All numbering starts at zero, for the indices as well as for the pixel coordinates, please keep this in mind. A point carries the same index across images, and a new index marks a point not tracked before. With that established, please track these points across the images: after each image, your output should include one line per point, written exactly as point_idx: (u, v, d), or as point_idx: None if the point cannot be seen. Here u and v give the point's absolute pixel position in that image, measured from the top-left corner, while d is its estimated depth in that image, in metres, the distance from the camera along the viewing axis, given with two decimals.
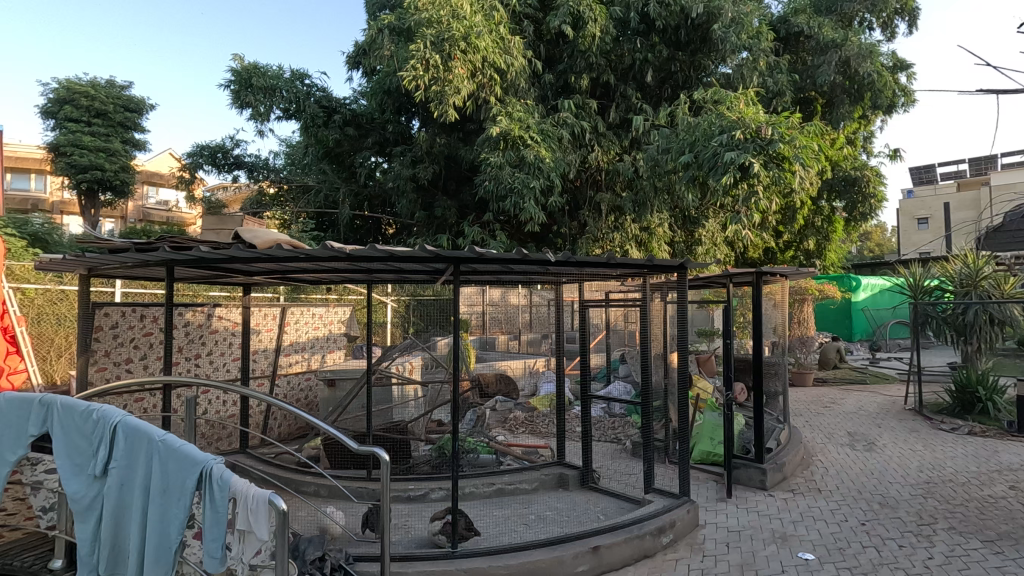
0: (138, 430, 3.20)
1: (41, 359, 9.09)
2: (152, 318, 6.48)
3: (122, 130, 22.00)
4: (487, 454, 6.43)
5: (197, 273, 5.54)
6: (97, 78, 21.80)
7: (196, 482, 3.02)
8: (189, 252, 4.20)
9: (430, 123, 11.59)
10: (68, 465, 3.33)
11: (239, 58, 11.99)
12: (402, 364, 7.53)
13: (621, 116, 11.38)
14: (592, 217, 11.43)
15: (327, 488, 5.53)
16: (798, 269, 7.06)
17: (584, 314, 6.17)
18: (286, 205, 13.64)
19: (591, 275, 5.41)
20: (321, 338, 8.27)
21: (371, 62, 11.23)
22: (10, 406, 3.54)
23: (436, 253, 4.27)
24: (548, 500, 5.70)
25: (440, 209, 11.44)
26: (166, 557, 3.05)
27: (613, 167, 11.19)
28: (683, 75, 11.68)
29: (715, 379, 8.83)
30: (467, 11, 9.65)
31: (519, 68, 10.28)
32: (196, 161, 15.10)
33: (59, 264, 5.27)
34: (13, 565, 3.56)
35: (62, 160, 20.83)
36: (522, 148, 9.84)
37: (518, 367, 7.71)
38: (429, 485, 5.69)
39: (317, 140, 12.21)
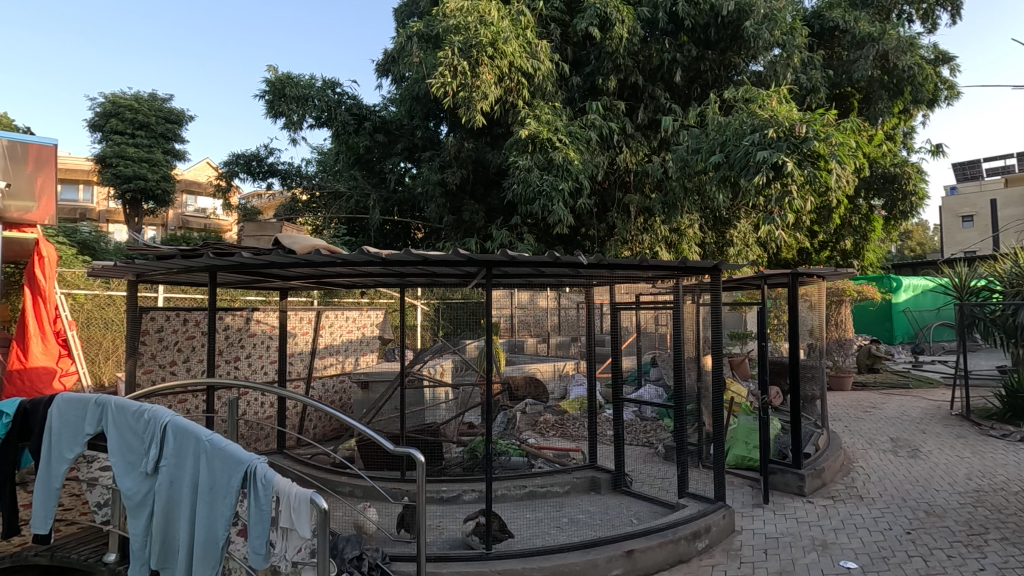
0: (186, 429, 3.33)
1: (90, 362, 9.52)
2: (195, 322, 6.71)
3: (163, 141, 22.90)
4: (519, 456, 6.46)
5: (237, 279, 5.71)
6: (140, 92, 22.72)
7: (241, 481, 3.13)
8: (232, 258, 4.34)
9: (458, 129, 11.73)
10: (121, 463, 3.48)
11: (273, 69, 12.34)
12: (433, 366, 7.53)
13: (649, 116, 11.30)
14: (621, 218, 11.38)
15: (363, 488, 5.64)
16: (836, 269, 6.86)
17: (615, 316, 6.28)
18: (318, 211, 13.97)
19: (623, 277, 5.39)
20: (355, 341, 8.50)
21: (400, 69, 11.41)
22: (67, 406, 3.71)
23: (468, 257, 4.32)
24: (580, 504, 5.69)
25: (468, 213, 11.52)
26: (214, 553, 3.17)
27: (642, 168, 11.14)
28: (712, 75, 11.54)
29: (749, 382, 8.68)
30: (494, 17, 9.75)
31: (546, 72, 10.31)
32: (233, 170, 15.61)
33: (108, 272, 5.52)
34: (71, 557, 3.74)
35: (108, 172, 21.79)
36: (550, 151, 9.88)
37: (548, 370, 7.53)
38: (462, 486, 5.74)
39: (349, 147, 12.51)
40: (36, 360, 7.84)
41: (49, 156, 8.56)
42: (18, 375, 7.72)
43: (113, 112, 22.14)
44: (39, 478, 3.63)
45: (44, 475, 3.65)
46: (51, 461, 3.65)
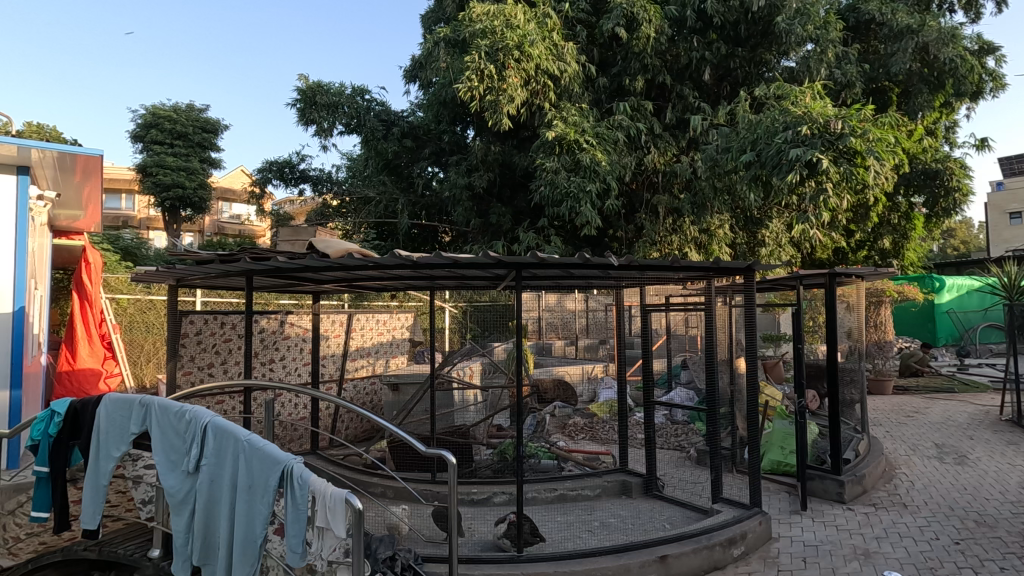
0: (226, 429, 3.42)
1: (132, 364, 9.88)
2: (232, 326, 6.87)
3: (200, 150, 23.67)
4: (549, 459, 6.43)
5: (272, 283, 5.85)
6: (178, 103, 23.51)
7: (278, 481, 3.20)
8: (268, 263, 4.45)
9: (485, 132, 11.78)
10: (164, 461, 3.59)
11: (304, 77, 12.66)
12: (460, 368, 7.41)
13: (677, 116, 11.17)
14: (649, 219, 11.25)
15: (394, 490, 5.71)
16: (875, 269, 6.65)
17: (645, 318, 6.30)
18: (348, 215, 14.23)
19: (654, 279, 5.33)
20: (386, 343, 8.56)
21: (428, 75, 11.52)
22: (114, 406, 3.85)
23: (498, 259, 4.32)
24: (611, 507, 5.63)
25: (495, 216, 11.56)
26: (252, 551, 3.24)
27: (670, 168, 11.02)
28: (742, 72, 11.34)
29: (784, 386, 8.49)
30: (520, 20, 9.77)
31: (573, 74, 10.30)
32: (266, 177, 16.02)
33: (151, 277, 5.71)
34: (118, 552, 3.87)
35: (149, 180, 22.64)
36: (577, 152, 9.84)
37: (577, 374, 7.14)
38: (492, 489, 5.74)
39: (377, 153, 12.71)
40: (83, 361, 8.18)
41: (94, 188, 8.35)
42: (67, 376, 8.06)
43: (153, 123, 22.97)
44: (89, 475, 3.78)
45: (93, 472, 3.79)
46: (99, 459, 3.80)
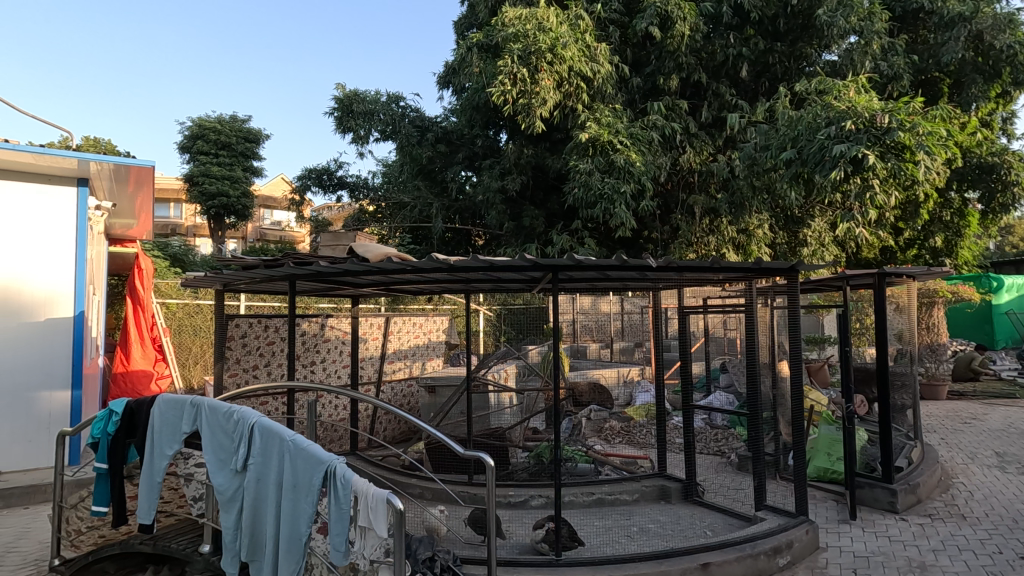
0: (272, 429, 3.52)
1: (182, 366, 10.31)
2: (275, 329, 7.06)
3: (243, 160, 24.53)
4: (586, 463, 6.36)
5: (313, 287, 5.99)
6: (222, 114, 24.42)
7: (322, 480, 3.27)
8: (310, 267, 4.56)
9: (518, 135, 11.80)
10: (214, 460, 3.72)
11: (341, 86, 13.00)
12: (497, 372, 7.65)
13: (714, 115, 10.94)
14: (685, 220, 11.07)
15: (432, 491, 5.78)
16: (928, 269, 6.34)
17: (683, 320, 6.02)
18: (384, 220, 14.49)
19: (692, 280, 5.22)
20: (422, 346, 8.66)
21: (461, 80, 11.63)
22: (167, 406, 4.01)
23: (534, 262, 4.30)
24: (651, 513, 5.55)
25: (529, 218, 11.58)
26: (297, 548, 3.33)
27: (706, 167, 10.84)
28: (781, 67, 11.04)
29: (829, 390, 8.20)
30: (553, 23, 9.78)
31: (606, 75, 10.23)
32: (305, 184, 16.49)
33: (199, 283, 5.92)
34: (172, 547, 4.03)
35: (195, 190, 23.57)
36: (611, 153, 9.76)
37: (613, 377, 7.57)
38: (530, 492, 5.73)
39: (412, 158, 12.91)
40: (136, 364, 8.58)
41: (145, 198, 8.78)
42: (121, 378, 8.48)
43: (199, 134, 23.91)
44: (144, 472, 3.95)
45: (148, 469, 3.96)
46: (154, 456, 3.97)
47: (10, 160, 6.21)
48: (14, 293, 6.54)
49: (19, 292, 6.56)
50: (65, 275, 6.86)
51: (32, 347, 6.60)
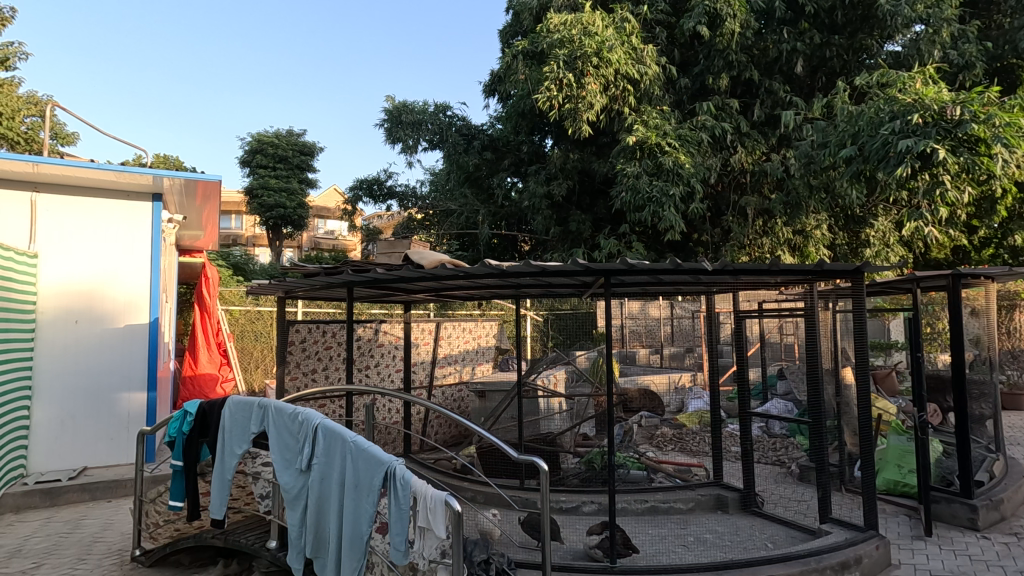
0: (334, 431, 3.65)
1: (245, 370, 10.85)
2: (333, 334, 7.32)
3: (299, 172, 25.61)
4: (638, 470, 6.26)
5: (369, 294, 6.18)
6: (280, 129, 25.57)
7: (383, 481, 3.36)
8: (367, 274, 4.71)
9: (564, 140, 11.83)
10: (280, 460, 3.89)
11: (390, 98, 13.43)
12: (546, 376, 7.65)
13: (766, 112, 10.64)
14: (737, 222, 10.82)
15: (484, 495, 5.86)
16: (1009, 269, 5.92)
17: (739, 325, 5.84)
18: (432, 228, 14.80)
19: (749, 283, 5.07)
20: (471, 351, 8.79)
21: (506, 87, 11.71)
22: (237, 407, 4.23)
23: (586, 266, 4.27)
24: (707, 522, 5.41)
25: (575, 223, 11.55)
26: (359, 546, 3.43)
27: (759, 167, 10.51)
28: (840, 61, 10.58)
29: (899, 399, 7.78)
30: (599, 26, 9.75)
31: (653, 76, 10.12)
32: (357, 195, 17.08)
33: (262, 291, 6.19)
34: (241, 542, 4.24)
35: (255, 202, 24.74)
36: (659, 156, 9.65)
37: (664, 382, 7.53)
38: (581, 498, 5.70)
39: (459, 166, 13.15)
40: (203, 367, 9.06)
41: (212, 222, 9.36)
42: (189, 380, 8.96)
43: (258, 148, 25.05)
44: (216, 470, 4.18)
45: (220, 467, 4.19)
46: (225, 455, 4.19)
47: (94, 178, 6.72)
48: (99, 299, 7.05)
49: (103, 299, 7.07)
50: (143, 283, 7.36)
51: (113, 351, 7.09)
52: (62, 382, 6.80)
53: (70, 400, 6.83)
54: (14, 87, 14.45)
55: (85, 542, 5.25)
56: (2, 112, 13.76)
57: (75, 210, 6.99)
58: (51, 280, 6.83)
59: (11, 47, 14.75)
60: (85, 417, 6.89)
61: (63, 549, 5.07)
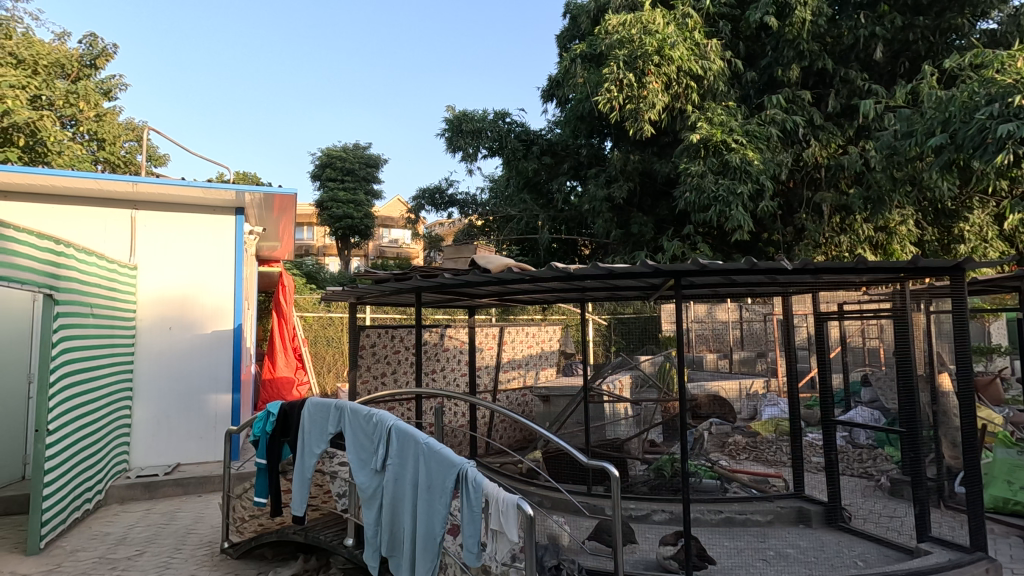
0: (407, 432, 3.74)
1: (318, 373, 11.38)
2: (400, 338, 7.50)
3: (365, 184, 26.67)
4: (711, 479, 6.02)
5: (436, 299, 6.31)
6: (346, 143, 26.71)
7: (455, 483, 3.40)
8: (437, 280, 4.80)
9: (624, 142, 11.69)
10: (356, 460, 4.03)
11: (451, 108, 13.75)
12: (612, 382, 7.64)
13: (842, 103, 10.07)
14: (811, 220, 10.29)
15: (551, 500, 5.92)
16: None
17: (821, 327, 5.50)
18: (492, 234, 14.96)
19: (830, 283, 4.79)
20: (535, 355, 8.80)
21: (565, 91, 11.67)
22: (316, 409, 4.43)
23: (656, 267, 4.14)
24: (788, 536, 5.13)
25: (637, 226, 11.33)
26: (432, 547, 3.48)
27: (835, 161, 9.93)
28: (925, 43, 9.84)
29: (1005, 409, 7.10)
30: (659, 24, 9.53)
31: (717, 72, 9.80)
32: (419, 204, 17.57)
33: (335, 298, 6.45)
34: (320, 537, 4.42)
35: (326, 214, 25.95)
36: (725, 153, 9.29)
37: (734, 389, 7.28)
38: (651, 506, 5.55)
39: (518, 172, 13.22)
40: (281, 370, 9.56)
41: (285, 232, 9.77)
42: (269, 383, 9.50)
43: (327, 162, 26.27)
44: (297, 469, 4.38)
45: (301, 466, 4.39)
46: (305, 454, 4.38)
47: (184, 195, 7.26)
48: (190, 307, 7.61)
49: (193, 306, 7.63)
50: (227, 291, 7.86)
51: (202, 356, 7.61)
52: (158, 384, 7.37)
53: (165, 400, 7.39)
54: (115, 116, 15.85)
55: (180, 533, 5.65)
56: (105, 138, 15.11)
57: (169, 225, 7.57)
58: (148, 290, 7.43)
59: (113, 80, 16.25)
60: (178, 416, 7.43)
61: (162, 539, 5.49)
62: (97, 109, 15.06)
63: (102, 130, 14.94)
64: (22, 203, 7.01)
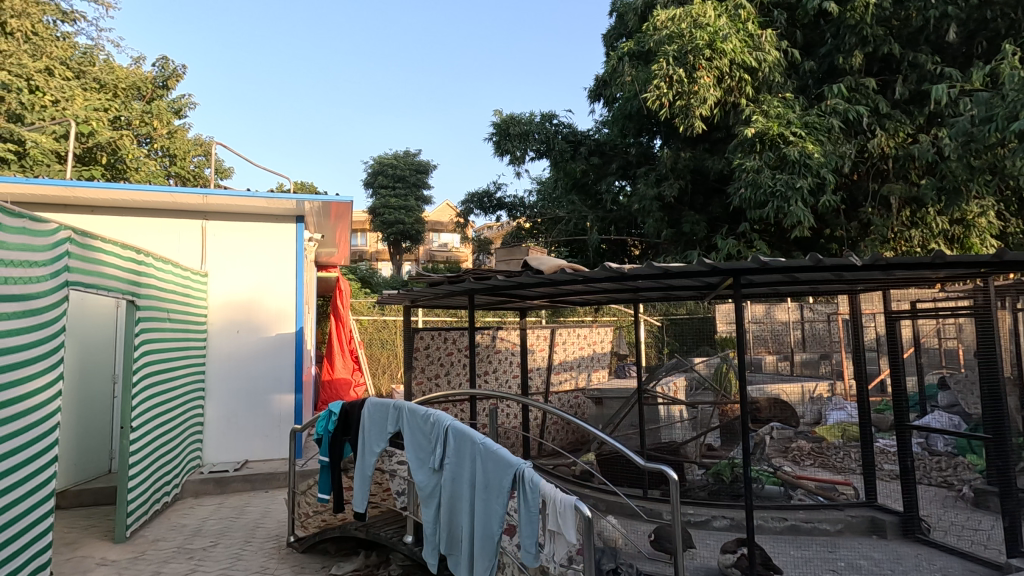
0: (464, 433, 3.79)
1: (374, 375, 11.73)
2: (453, 341, 7.62)
3: (416, 190, 27.33)
4: (774, 485, 5.79)
5: (489, 301, 6.38)
6: (397, 151, 27.43)
7: (511, 483, 3.41)
8: (492, 282, 4.84)
9: (674, 139, 11.47)
10: (415, 459, 4.12)
11: (499, 112, 13.89)
12: (666, 384, 7.39)
13: (911, 89, 9.51)
14: (878, 214, 9.76)
15: (606, 503, 5.87)
16: None
17: (892, 326, 5.12)
18: (540, 236, 14.96)
19: (903, 279, 4.53)
20: (587, 357, 8.75)
21: (613, 90, 11.53)
22: (375, 409, 4.56)
23: (713, 266, 4.02)
24: (860, 547, 4.87)
25: (689, 225, 11.06)
26: (490, 547, 3.50)
27: (903, 151, 9.38)
28: (1005, 21, 9.16)
29: None
30: (710, 17, 9.28)
31: (773, 63, 9.46)
32: (468, 208, 17.80)
33: (390, 301, 6.62)
34: (381, 534, 4.55)
35: (378, 220, 26.68)
36: (782, 146, 8.93)
37: (797, 393, 7.07)
38: (711, 512, 5.40)
39: (566, 173, 13.15)
40: (339, 372, 9.92)
41: (341, 238, 10.14)
42: (328, 384, 9.87)
43: (379, 170, 27.07)
44: (358, 467, 4.52)
45: (361, 464, 4.52)
46: (365, 453, 4.52)
47: (250, 205, 7.65)
48: (256, 312, 8.00)
49: (259, 310, 8.03)
50: (289, 296, 8.21)
51: (267, 358, 7.98)
52: (228, 384, 7.79)
53: (234, 400, 7.79)
54: (185, 132, 16.87)
55: (250, 527, 5.94)
56: (177, 154, 16.14)
57: (236, 234, 7.99)
58: (218, 295, 7.86)
59: (183, 98, 17.34)
60: (246, 415, 7.82)
61: (234, 531, 5.79)
62: (169, 127, 16.08)
63: (174, 146, 15.94)
64: (108, 217, 7.58)
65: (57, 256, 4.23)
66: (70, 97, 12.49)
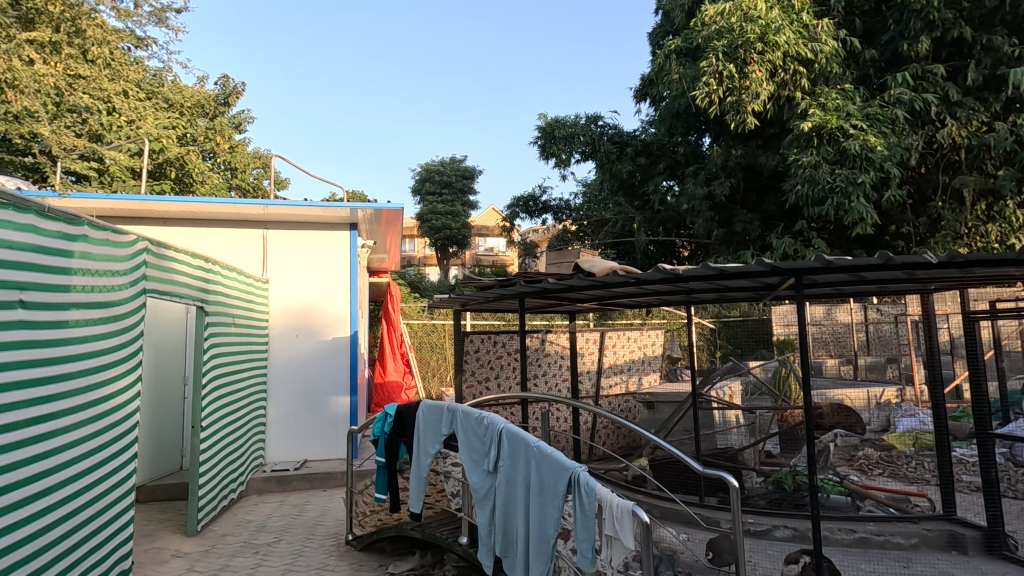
0: (517, 435, 3.80)
1: (424, 378, 11.94)
2: (502, 344, 7.66)
3: (462, 195, 27.70)
4: (840, 495, 5.52)
5: (538, 304, 6.38)
6: (443, 157, 27.91)
7: (567, 486, 3.40)
8: (542, 284, 4.82)
9: (724, 136, 11.17)
10: (470, 461, 4.17)
11: (544, 115, 13.91)
12: (721, 388, 7.07)
13: (985, 74, 8.91)
14: (949, 209, 9.20)
15: (660, 509, 5.80)
16: None
17: (972, 329, 4.67)
18: (586, 238, 14.83)
19: (983, 277, 4.23)
20: (638, 360, 8.62)
21: (660, 89, 11.35)
22: (429, 411, 4.64)
23: (773, 266, 3.87)
24: (937, 562, 4.57)
25: (741, 224, 10.73)
26: (546, 550, 3.50)
27: (977, 140, 8.79)
28: None
29: None
30: (761, 9, 9.00)
31: (831, 53, 9.07)
32: (514, 212, 17.88)
33: (440, 305, 6.71)
34: (436, 535, 4.60)
35: (426, 226, 27.20)
36: (842, 140, 8.55)
37: (863, 398, 6.53)
38: (772, 521, 5.20)
39: (612, 175, 12.90)
40: (390, 375, 10.16)
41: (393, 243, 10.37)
42: (381, 387, 10.08)
43: (427, 177, 27.58)
44: (414, 468, 4.60)
45: (416, 465, 4.61)
46: (420, 455, 4.61)
47: (306, 214, 7.93)
48: (313, 317, 8.30)
49: (316, 314, 8.33)
50: (343, 301, 8.46)
51: (324, 361, 8.26)
52: (288, 386, 8.11)
53: (293, 401, 8.11)
54: (245, 146, 17.73)
55: (309, 524, 6.14)
56: (238, 167, 16.99)
57: (293, 242, 8.32)
58: (278, 301, 8.21)
59: (243, 114, 18.23)
60: (305, 416, 8.12)
61: (294, 529, 5.99)
62: (230, 142, 16.93)
63: (235, 160, 16.79)
64: (177, 228, 8.04)
65: (135, 265, 4.52)
66: (143, 117, 13.57)
